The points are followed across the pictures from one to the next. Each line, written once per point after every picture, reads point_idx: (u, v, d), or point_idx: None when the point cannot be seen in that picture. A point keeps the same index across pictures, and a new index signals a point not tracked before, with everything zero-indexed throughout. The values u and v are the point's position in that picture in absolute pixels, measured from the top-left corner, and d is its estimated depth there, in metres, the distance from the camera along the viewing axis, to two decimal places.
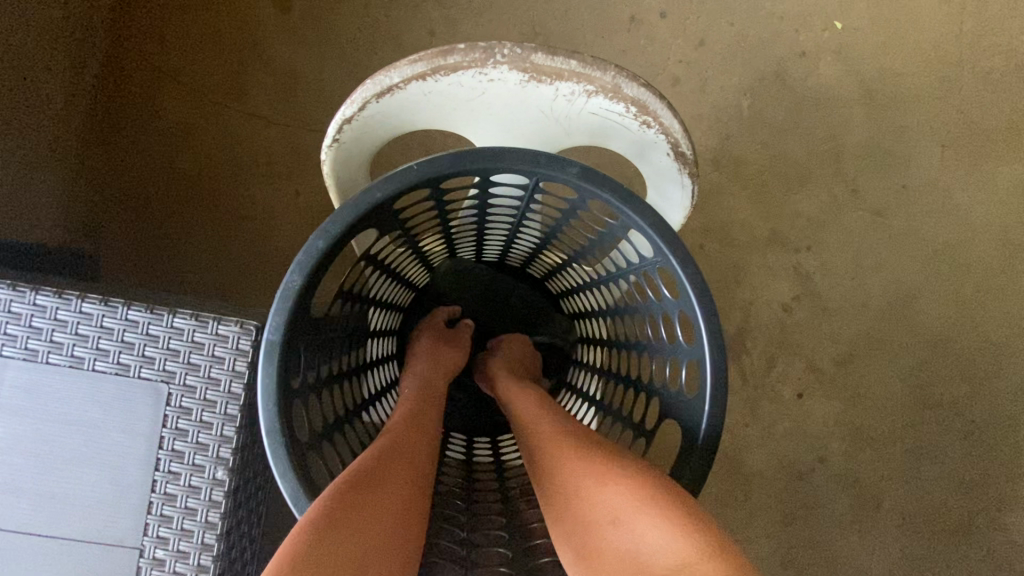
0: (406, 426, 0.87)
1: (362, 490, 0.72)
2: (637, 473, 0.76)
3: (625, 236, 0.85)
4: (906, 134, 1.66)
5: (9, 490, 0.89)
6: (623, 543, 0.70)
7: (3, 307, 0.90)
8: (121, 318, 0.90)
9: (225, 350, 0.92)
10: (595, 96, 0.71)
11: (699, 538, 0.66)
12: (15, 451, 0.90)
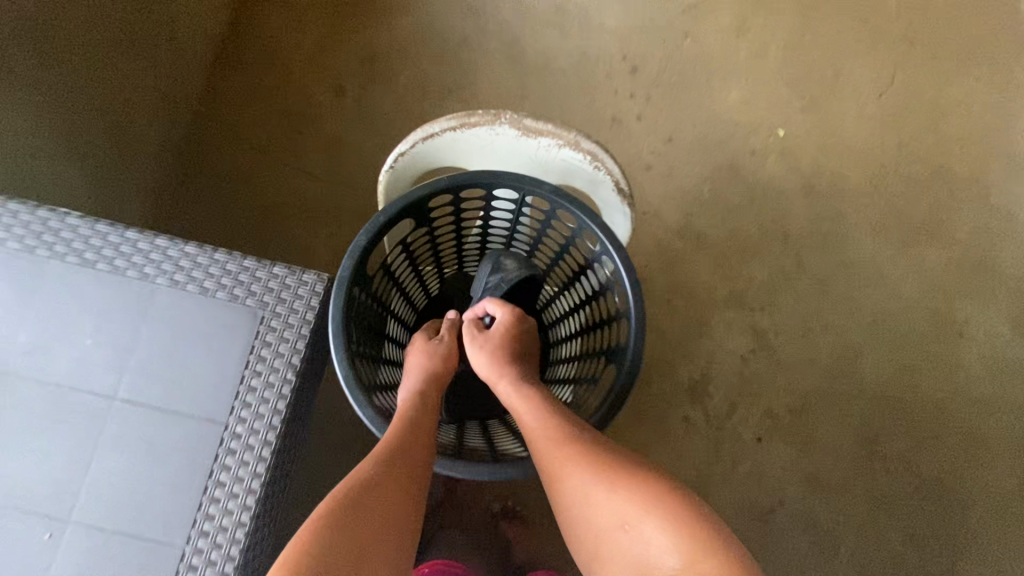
0: (394, 451, 0.95)
1: (364, 530, 0.84)
2: (631, 486, 0.89)
3: (584, 241, 1.12)
4: (841, 220, 1.98)
5: (93, 396, 0.97)
6: (625, 547, 0.86)
7: (130, 242, 1.05)
8: (222, 261, 1.05)
9: (305, 291, 1.05)
10: (564, 147, 1.01)
11: (692, 544, 0.81)
12: (104, 360, 0.99)
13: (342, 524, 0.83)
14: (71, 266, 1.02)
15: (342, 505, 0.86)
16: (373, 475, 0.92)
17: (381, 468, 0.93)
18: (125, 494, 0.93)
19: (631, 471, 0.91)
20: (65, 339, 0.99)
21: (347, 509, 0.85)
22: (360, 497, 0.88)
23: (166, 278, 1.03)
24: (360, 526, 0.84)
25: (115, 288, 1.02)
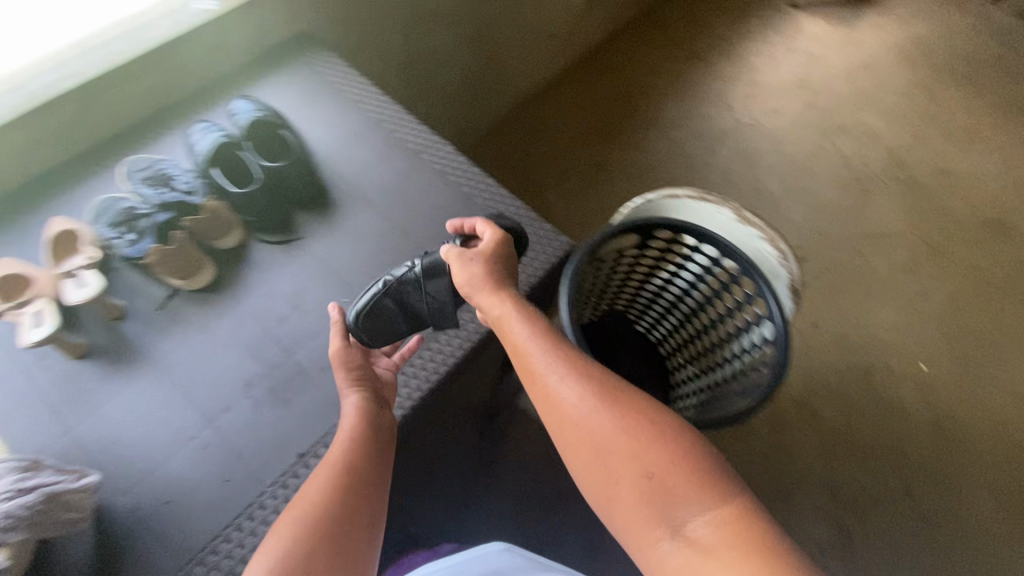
0: (356, 418, 0.85)
1: (343, 484, 0.80)
2: (638, 429, 0.73)
3: (752, 306, 1.15)
4: (976, 483, 1.81)
5: (369, 246, 1.10)
6: (644, 497, 0.70)
7: (437, 150, 1.22)
8: (500, 198, 1.17)
9: (550, 254, 1.12)
10: (764, 240, 1.17)
11: (695, 482, 0.69)
12: (394, 227, 1.12)
13: (325, 472, 0.81)
14: (389, 132, 1.23)
15: (321, 468, 0.82)
16: (341, 433, 0.85)
17: (348, 422, 0.85)
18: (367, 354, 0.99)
19: (619, 403, 0.75)
20: (358, 175, 1.17)
21: (325, 463, 0.82)
22: (336, 450, 0.83)
23: (453, 173, 1.20)
24: (333, 469, 0.81)
25: (410, 159, 1.21)
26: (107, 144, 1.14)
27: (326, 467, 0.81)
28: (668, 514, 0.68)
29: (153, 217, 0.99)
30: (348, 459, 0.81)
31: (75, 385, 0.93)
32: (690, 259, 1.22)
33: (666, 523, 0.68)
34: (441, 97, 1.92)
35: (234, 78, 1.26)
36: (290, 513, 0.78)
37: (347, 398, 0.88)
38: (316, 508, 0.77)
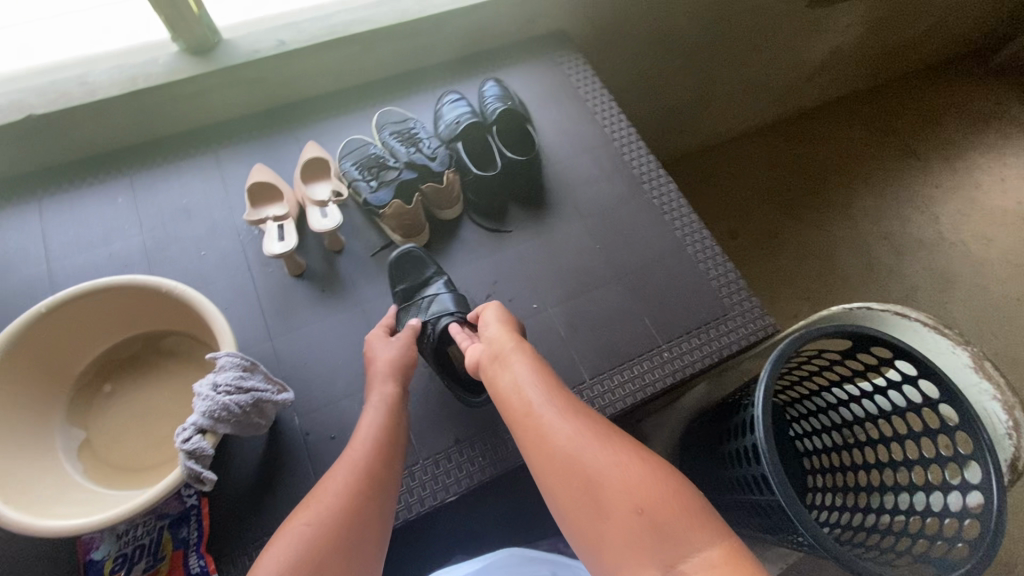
0: (382, 411, 0.79)
1: (369, 480, 0.69)
2: (629, 461, 0.63)
3: (948, 437, 0.74)
4: None
5: (567, 256, 1.09)
6: (649, 537, 0.57)
7: (661, 186, 1.19)
8: (713, 254, 1.11)
9: (751, 328, 1.03)
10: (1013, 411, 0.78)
11: (694, 523, 0.56)
12: (597, 246, 1.11)
13: (345, 469, 0.70)
14: (616, 153, 1.22)
15: (344, 464, 0.71)
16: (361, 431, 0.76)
17: (370, 423, 0.77)
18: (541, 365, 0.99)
19: (620, 443, 0.66)
20: (578, 187, 1.16)
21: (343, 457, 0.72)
22: (355, 450, 0.73)
23: (669, 213, 1.15)
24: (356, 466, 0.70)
25: (630, 186, 1.18)
26: (367, 88, 1.23)
27: (348, 460, 0.72)
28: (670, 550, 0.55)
29: (398, 174, 1.03)
30: (373, 457, 0.72)
31: (287, 299, 1.00)
32: (870, 398, 0.83)
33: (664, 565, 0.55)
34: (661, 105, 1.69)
35: (487, 60, 1.30)
36: (306, 505, 0.66)
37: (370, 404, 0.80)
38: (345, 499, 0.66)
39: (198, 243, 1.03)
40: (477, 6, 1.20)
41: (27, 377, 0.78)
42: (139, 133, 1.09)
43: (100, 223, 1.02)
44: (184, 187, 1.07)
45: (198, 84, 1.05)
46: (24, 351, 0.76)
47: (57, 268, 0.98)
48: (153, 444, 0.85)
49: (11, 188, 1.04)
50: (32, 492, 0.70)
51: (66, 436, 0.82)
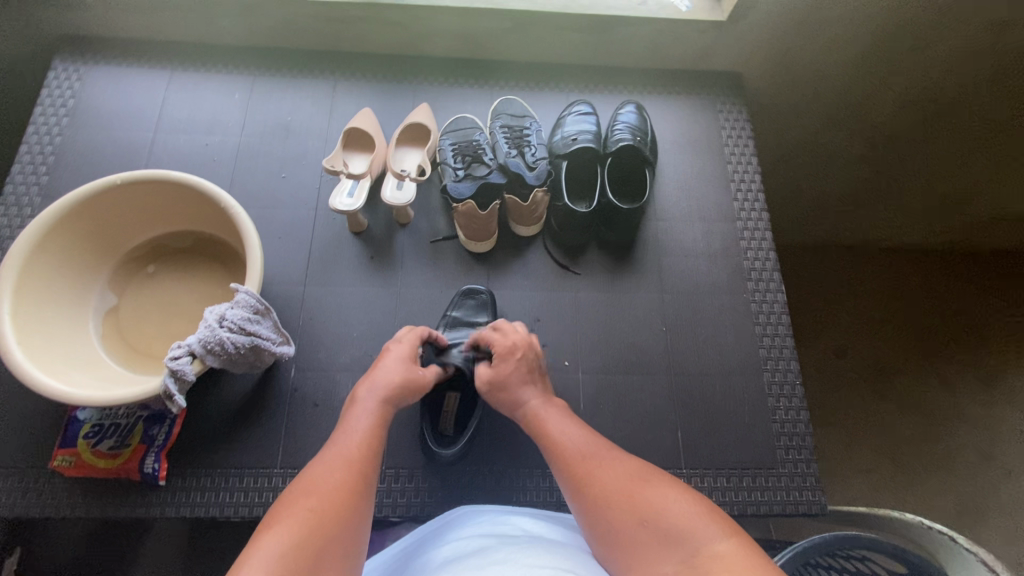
0: (376, 405, 0.71)
1: (359, 479, 0.60)
2: (631, 470, 0.61)
3: None
4: None
5: (627, 324, 0.97)
6: (654, 539, 0.53)
7: (769, 289, 1.01)
8: (790, 392, 0.94)
9: (791, 496, 0.88)
10: None
11: (698, 517, 0.53)
12: (665, 326, 0.97)
13: (338, 465, 0.61)
14: (734, 235, 1.05)
15: (326, 459, 0.62)
16: (351, 432, 0.67)
17: (357, 428, 0.67)
18: None
19: (621, 455, 0.65)
20: (675, 256, 1.02)
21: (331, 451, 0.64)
22: (346, 444, 0.65)
23: (763, 324, 0.99)
24: (350, 466, 0.62)
25: (733, 278, 1.01)
26: (502, 67, 1.15)
27: (342, 461, 0.62)
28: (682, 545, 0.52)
29: (488, 173, 0.96)
30: (365, 456, 0.64)
31: (336, 251, 0.99)
32: None
33: (680, 559, 0.51)
34: (845, 172, 1.25)
35: (637, 78, 1.16)
36: (302, 498, 0.56)
37: (362, 401, 0.71)
38: (335, 497, 0.57)
39: (282, 165, 1.04)
40: (650, 19, 1.06)
41: (84, 235, 0.84)
42: (274, 38, 1.09)
43: (212, 111, 1.06)
44: (294, 105, 1.08)
45: (344, 11, 1.03)
46: (86, 213, 0.82)
47: (161, 141, 1.03)
48: (166, 337, 0.88)
49: (154, 51, 1.10)
50: (44, 340, 0.76)
51: (101, 299, 0.88)
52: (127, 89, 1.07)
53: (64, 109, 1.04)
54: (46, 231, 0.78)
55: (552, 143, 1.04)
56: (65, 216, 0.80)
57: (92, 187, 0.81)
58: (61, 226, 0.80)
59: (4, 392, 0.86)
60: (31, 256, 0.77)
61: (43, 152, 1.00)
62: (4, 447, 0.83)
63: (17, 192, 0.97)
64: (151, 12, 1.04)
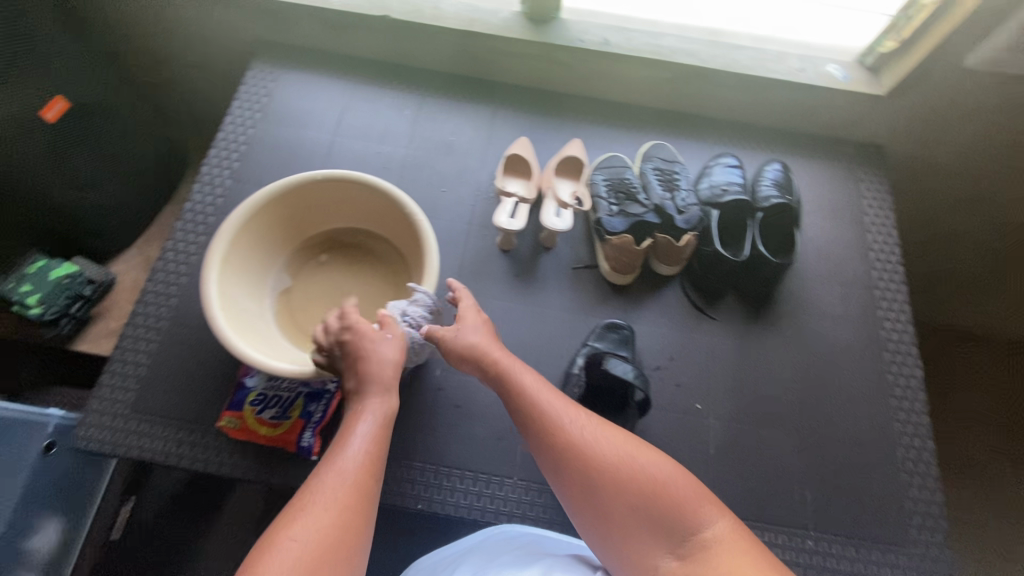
0: (378, 422, 0.69)
1: (352, 508, 0.61)
2: (630, 454, 0.67)
3: None
4: None
5: (760, 375, 0.98)
6: (649, 531, 0.62)
7: (905, 362, 1.01)
8: (923, 469, 0.93)
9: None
10: None
11: (692, 510, 0.62)
12: (797, 381, 0.98)
13: (337, 499, 0.61)
14: (873, 304, 1.05)
15: (325, 479, 0.63)
16: (350, 456, 0.65)
17: (356, 446, 0.66)
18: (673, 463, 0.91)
19: (614, 435, 0.70)
20: (811, 315, 1.03)
21: (335, 476, 0.63)
22: (349, 469, 0.64)
23: (898, 397, 0.98)
24: (352, 496, 0.62)
25: (870, 348, 1.01)
26: (651, 111, 1.20)
27: (343, 490, 0.62)
28: (676, 535, 0.61)
29: (642, 213, 1.00)
30: (366, 483, 0.64)
31: (484, 265, 1.05)
32: None
33: (675, 548, 0.61)
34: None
35: (783, 136, 1.19)
36: (294, 527, 0.58)
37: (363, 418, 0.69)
38: (343, 530, 0.59)
39: (442, 180, 1.12)
40: (808, 86, 1.10)
41: (278, 222, 0.92)
42: (448, 62, 1.18)
43: (385, 122, 1.16)
44: (457, 126, 1.16)
45: (520, 48, 1.12)
46: (284, 203, 0.90)
47: (338, 144, 1.13)
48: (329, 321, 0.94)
49: (338, 62, 1.21)
50: (235, 310, 0.83)
51: (278, 279, 0.95)
52: (313, 94, 1.17)
53: (258, 104, 1.16)
54: (252, 216, 0.86)
55: (698, 190, 1.09)
56: (267, 204, 0.87)
57: (292, 180, 0.88)
58: (263, 212, 0.88)
59: (183, 349, 0.94)
60: (239, 232, 0.85)
61: (237, 141, 1.12)
62: (179, 400, 0.90)
63: (212, 173, 1.08)
64: (348, 31, 1.16)
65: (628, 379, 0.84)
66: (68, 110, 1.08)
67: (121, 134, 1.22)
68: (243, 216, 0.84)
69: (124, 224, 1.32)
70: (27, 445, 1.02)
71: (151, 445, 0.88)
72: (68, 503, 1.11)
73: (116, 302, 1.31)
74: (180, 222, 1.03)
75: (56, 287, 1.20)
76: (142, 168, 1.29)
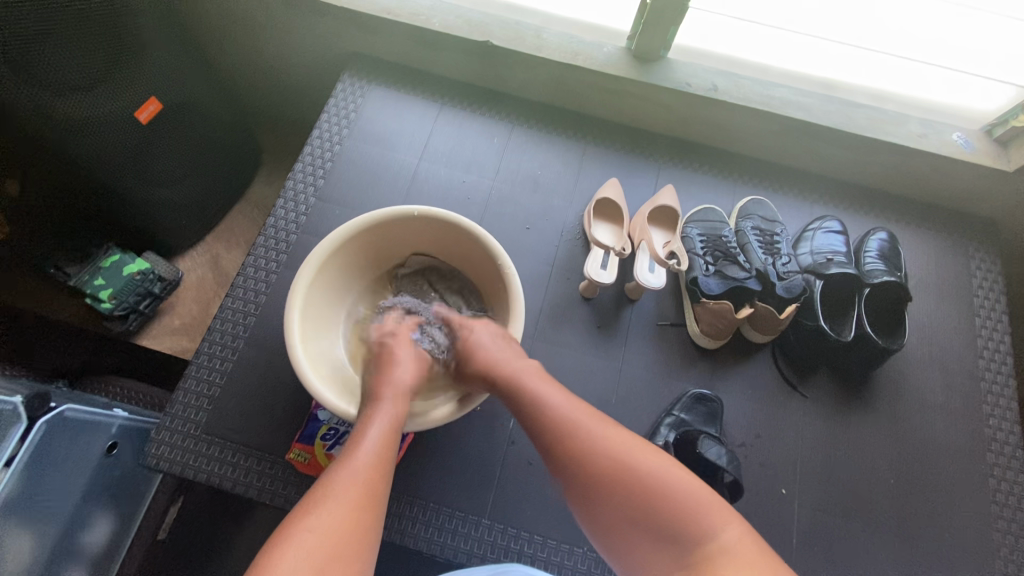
0: (390, 418, 0.65)
1: (368, 507, 0.56)
2: (636, 450, 0.61)
3: None
4: None
5: (849, 463, 0.92)
6: (650, 537, 0.57)
7: (1008, 464, 0.93)
8: None
9: None
10: None
11: (702, 515, 0.56)
12: (889, 474, 0.92)
13: (348, 492, 0.56)
14: (977, 397, 0.97)
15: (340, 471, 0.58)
16: (363, 448, 0.61)
17: (369, 440, 0.62)
18: None
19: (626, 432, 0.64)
20: (909, 402, 0.96)
21: (348, 465, 0.59)
22: (360, 463, 0.59)
23: (1000, 503, 0.91)
24: (363, 491, 0.57)
25: (971, 446, 0.94)
26: (750, 162, 1.14)
27: (356, 484, 0.57)
28: (678, 544, 0.55)
29: (744, 277, 0.95)
30: (379, 479, 0.59)
31: (565, 310, 1.01)
32: None
33: (678, 557, 0.55)
34: None
35: (889, 201, 1.12)
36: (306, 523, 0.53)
37: (379, 415, 0.65)
38: (349, 529, 0.54)
39: (528, 216, 1.07)
40: (928, 154, 1.02)
41: (356, 257, 0.86)
42: (542, 92, 1.14)
43: (472, 150, 1.12)
44: (545, 161, 1.12)
45: (622, 86, 1.07)
46: (360, 241, 0.84)
47: (423, 169, 1.10)
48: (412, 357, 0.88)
49: (429, 82, 1.18)
50: (318, 355, 0.79)
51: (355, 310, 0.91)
52: (401, 114, 1.15)
53: (345, 120, 1.13)
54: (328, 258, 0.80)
55: (798, 254, 1.03)
56: (343, 242, 0.81)
57: (365, 217, 0.82)
58: (340, 250, 0.82)
59: (257, 372, 0.93)
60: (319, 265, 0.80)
61: (322, 157, 1.09)
62: (252, 425, 0.89)
63: (296, 189, 1.06)
64: (443, 52, 1.12)
65: (720, 464, 0.80)
66: (158, 111, 1.06)
67: (206, 134, 1.20)
68: (319, 259, 0.79)
69: (197, 224, 1.30)
70: (89, 447, 0.97)
71: (219, 470, 0.86)
72: (119, 505, 1.05)
73: (182, 300, 1.30)
74: (262, 238, 1.02)
75: (129, 283, 1.19)
76: (222, 168, 1.28)
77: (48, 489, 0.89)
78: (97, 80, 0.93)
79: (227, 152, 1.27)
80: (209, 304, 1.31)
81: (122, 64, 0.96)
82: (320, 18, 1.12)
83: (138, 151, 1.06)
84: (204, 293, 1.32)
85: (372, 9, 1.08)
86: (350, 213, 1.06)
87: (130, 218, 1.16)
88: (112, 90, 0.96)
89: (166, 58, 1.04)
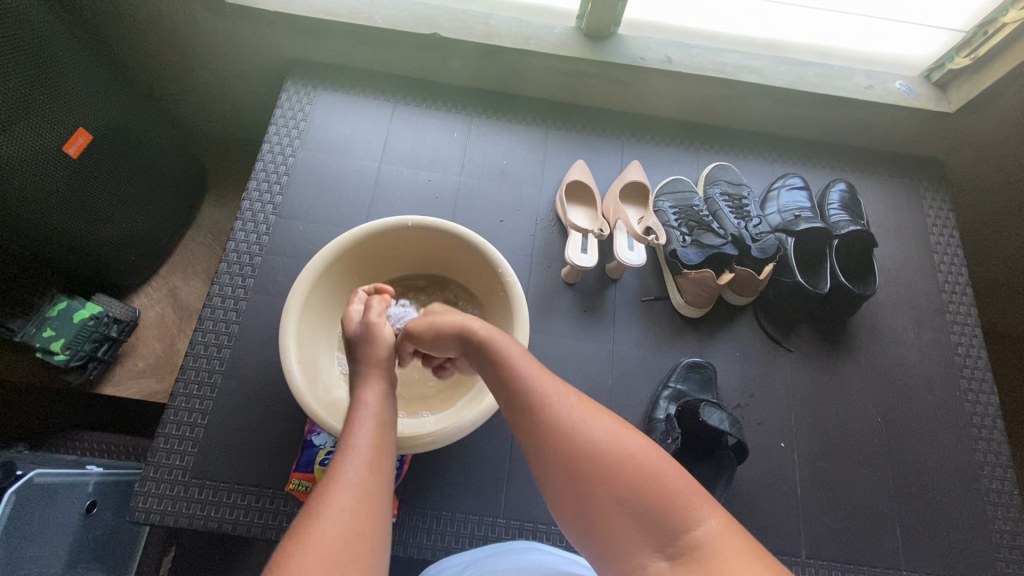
0: (375, 416, 0.60)
1: (370, 507, 0.51)
2: (612, 430, 0.55)
3: None
4: None
5: (840, 409, 0.96)
6: (632, 528, 0.50)
7: (981, 390, 0.98)
8: (1010, 499, 0.92)
9: None
10: None
11: (678, 496, 0.50)
12: (875, 414, 0.96)
13: (346, 500, 0.50)
14: (945, 329, 1.03)
15: (338, 471, 0.52)
16: (354, 455, 0.54)
17: (366, 437, 0.57)
18: (764, 509, 0.88)
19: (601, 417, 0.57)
20: (884, 343, 1.01)
21: (341, 476, 0.52)
22: (354, 470, 0.53)
23: (978, 425, 0.96)
24: (363, 501, 0.51)
25: (946, 376, 0.99)
26: (710, 129, 1.16)
27: (354, 486, 0.51)
28: (665, 530, 0.49)
29: (721, 243, 0.96)
30: (377, 482, 0.53)
31: (550, 298, 0.99)
32: None
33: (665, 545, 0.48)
34: None
35: (844, 153, 1.16)
36: (306, 526, 0.47)
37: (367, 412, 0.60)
38: (357, 540, 0.47)
39: (499, 208, 1.06)
40: (877, 103, 1.06)
41: (332, 294, 0.82)
42: (496, 79, 1.12)
43: (433, 148, 1.09)
44: (509, 150, 1.10)
45: (577, 66, 1.06)
46: (319, 287, 0.79)
47: (384, 173, 1.06)
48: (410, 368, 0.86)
49: (378, 80, 1.13)
50: (325, 387, 0.76)
51: None
52: (352, 119, 1.10)
53: (295, 130, 1.08)
54: (314, 283, 0.78)
55: (765, 214, 1.06)
56: (305, 300, 0.77)
57: (311, 274, 0.77)
58: (310, 294, 0.78)
59: (241, 407, 0.88)
60: (299, 334, 0.75)
61: (278, 171, 1.04)
62: (244, 461, 0.85)
63: (254, 209, 1.01)
64: (391, 49, 1.08)
65: (724, 428, 0.82)
66: (90, 143, 0.97)
67: (148, 162, 1.12)
68: (290, 326, 0.74)
69: (149, 257, 1.20)
70: (68, 510, 0.89)
71: (216, 514, 0.82)
72: (115, 562, 0.98)
73: (144, 340, 1.18)
74: (224, 265, 0.96)
75: (81, 331, 1.06)
76: (169, 195, 1.20)
77: (33, 562, 0.81)
78: (16, 111, 0.84)
79: (172, 177, 1.19)
80: (174, 340, 1.20)
81: (47, 94, 0.88)
82: (254, 24, 1.06)
83: (76, 190, 0.97)
84: (167, 329, 1.20)
85: (308, 11, 1.03)
86: (315, 227, 1.01)
87: (77, 261, 1.05)
88: (33, 122, 0.87)
89: (90, 82, 0.96)
